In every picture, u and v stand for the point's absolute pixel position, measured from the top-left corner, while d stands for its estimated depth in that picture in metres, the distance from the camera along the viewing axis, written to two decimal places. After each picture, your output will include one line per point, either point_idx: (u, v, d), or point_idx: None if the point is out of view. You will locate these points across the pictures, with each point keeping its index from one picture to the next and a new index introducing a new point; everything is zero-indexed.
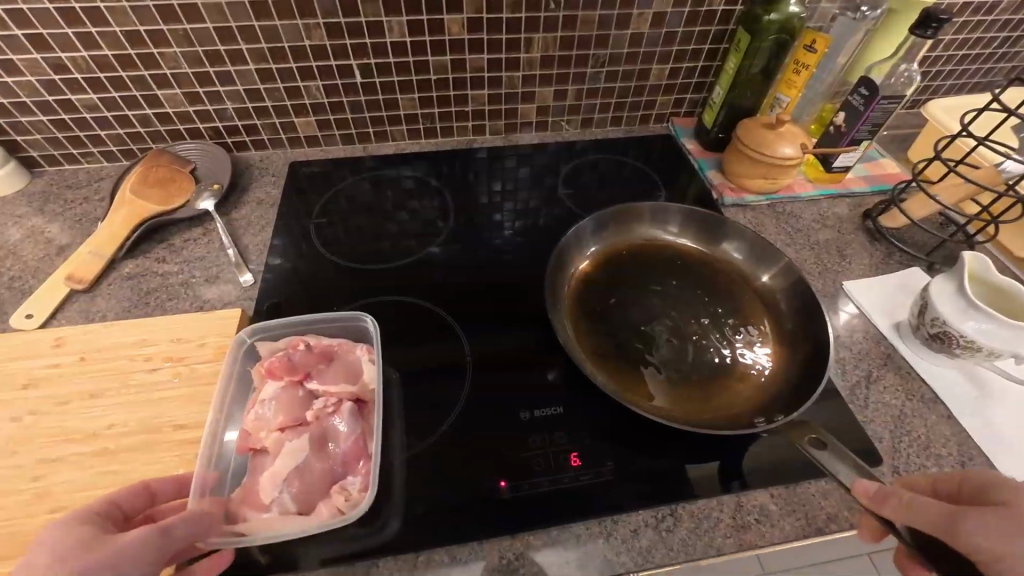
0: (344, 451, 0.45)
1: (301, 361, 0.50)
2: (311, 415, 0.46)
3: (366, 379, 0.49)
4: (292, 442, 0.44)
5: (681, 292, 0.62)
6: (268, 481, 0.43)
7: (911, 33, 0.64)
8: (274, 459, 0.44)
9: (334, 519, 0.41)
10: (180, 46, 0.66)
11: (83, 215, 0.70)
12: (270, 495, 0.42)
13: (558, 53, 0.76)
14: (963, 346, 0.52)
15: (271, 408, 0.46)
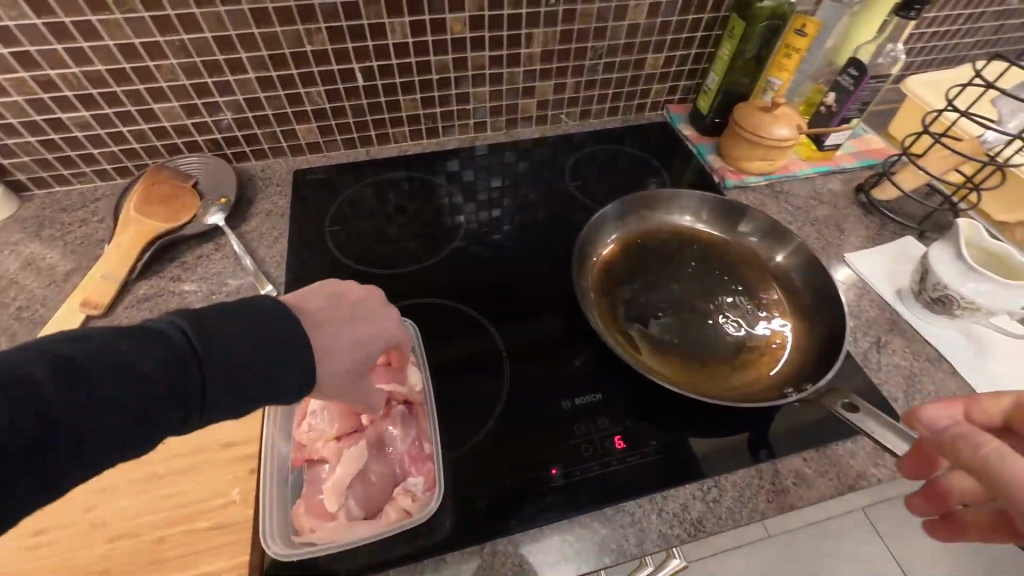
0: (401, 455, 0.48)
1: None
2: (367, 420, 0.48)
3: (413, 381, 0.51)
4: (350, 449, 0.46)
5: (700, 274, 0.65)
6: (332, 490, 0.44)
7: (894, 16, 0.67)
8: (333, 467, 0.45)
9: (402, 521, 0.44)
10: (177, 57, 0.64)
11: (84, 238, 0.68)
12: (335, 504, 0.44)
13: (557, 47, 0.77)
14: (962, 307, 0.57)
15: (326, 418, 0.48)
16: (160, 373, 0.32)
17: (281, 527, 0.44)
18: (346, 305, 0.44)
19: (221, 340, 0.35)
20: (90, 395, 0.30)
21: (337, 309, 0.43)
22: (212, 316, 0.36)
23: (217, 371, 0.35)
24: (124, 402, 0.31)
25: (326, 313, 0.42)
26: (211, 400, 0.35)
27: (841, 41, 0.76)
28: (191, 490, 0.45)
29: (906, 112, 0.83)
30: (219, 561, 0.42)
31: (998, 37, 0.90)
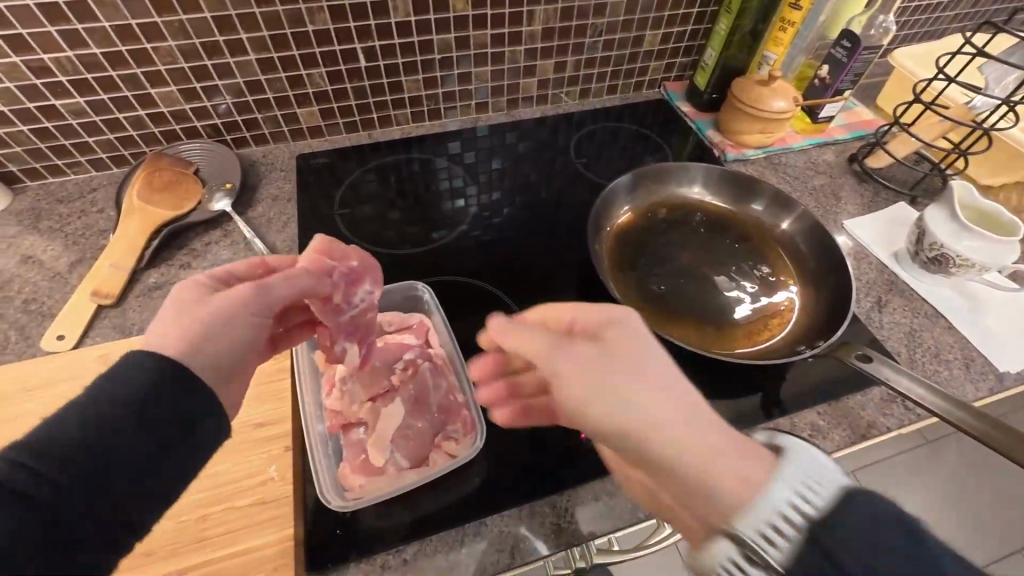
0: (437, 407, 0.49)
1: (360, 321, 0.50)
2: (397, 380, 0.50)
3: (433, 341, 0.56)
4: (386, 408, 0.48)
5: (704, 238, 0.68)
6: (376, 445, 0.46)
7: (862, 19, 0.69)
8: (372, 426, 0.47)
9: (449, 463, 0.47)
10: (176, 39, 0.62)
11: (85, 229, 0.66)
12: (381, 459, 0.46)
13: (558, 24, 0.77)
14: (958, 264, 0.60)
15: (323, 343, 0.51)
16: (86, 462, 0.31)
17: (328, 491, 0.45)
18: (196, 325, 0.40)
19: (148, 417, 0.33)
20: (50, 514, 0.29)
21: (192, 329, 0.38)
22: (164, 373, 0.34)
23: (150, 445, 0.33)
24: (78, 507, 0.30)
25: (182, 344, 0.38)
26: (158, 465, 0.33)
27: (835, 14, 0.77)
28: (229, 470, 0.45)
29: (894, 83, 0.86)
30: (264, 535, 0.42)
31: (977, 9, 0.93)
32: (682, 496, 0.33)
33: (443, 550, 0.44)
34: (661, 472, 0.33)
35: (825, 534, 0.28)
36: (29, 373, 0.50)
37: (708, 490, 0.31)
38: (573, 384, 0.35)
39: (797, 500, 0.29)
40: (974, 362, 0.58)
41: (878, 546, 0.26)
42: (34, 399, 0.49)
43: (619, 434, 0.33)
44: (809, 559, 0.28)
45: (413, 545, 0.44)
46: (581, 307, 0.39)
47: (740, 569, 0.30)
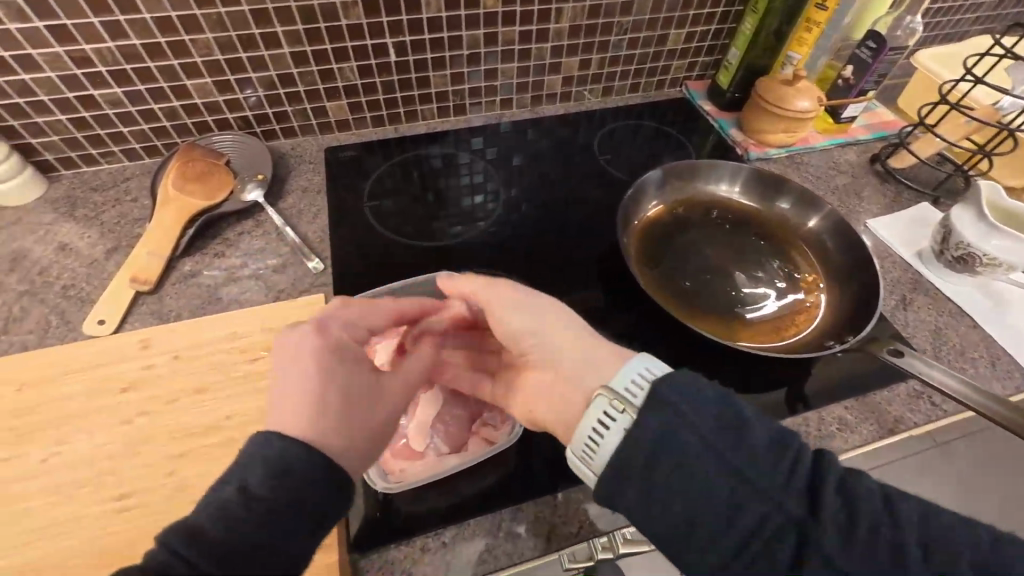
0: (473, 396, 0.52)
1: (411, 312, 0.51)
2: (435, 368, 0.52)
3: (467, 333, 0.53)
4: (426, 395, 0.50)
5: (732, 235, 0.69)
6: (417, 431, 0.48)
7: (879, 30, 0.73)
8: (412, 412, 0.49)
9: (487, 449, 0.48)
10: (214, 31, 0.64)
11: (119, 218, 0.67)
12: (422, 443, 0.48)
13: (585, 22, 0.78)
14: (984, 264, 0.60)
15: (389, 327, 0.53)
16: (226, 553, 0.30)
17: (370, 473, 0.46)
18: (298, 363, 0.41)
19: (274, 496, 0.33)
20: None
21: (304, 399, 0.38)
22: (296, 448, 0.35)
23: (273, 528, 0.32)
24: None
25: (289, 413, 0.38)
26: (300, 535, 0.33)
27: (858, 17, 0.78)
28: None
29: (917, 85, 0.86)
30: None
31: (999, 12, 0.94)
32: (570, 381, 0.42)
33: (481, 535, 0.44)
34: (557, 359, 0.43)
35: (666, 385, 0.35)
36: (72, 356, 0.51)
37: (590, 366, 0.41)
38: (502, 299, 0.46)
39: (649, 366, 0.38)
40: (1000, 360, 0.58)
41: (699, 392, 0.35)
42: (78, 381, 0.50)
43: (528, 333, 0.44)
44: (657, 405, 0.35)
45: (451, 529, 0.44)
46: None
47: (608, 424, 0.36)
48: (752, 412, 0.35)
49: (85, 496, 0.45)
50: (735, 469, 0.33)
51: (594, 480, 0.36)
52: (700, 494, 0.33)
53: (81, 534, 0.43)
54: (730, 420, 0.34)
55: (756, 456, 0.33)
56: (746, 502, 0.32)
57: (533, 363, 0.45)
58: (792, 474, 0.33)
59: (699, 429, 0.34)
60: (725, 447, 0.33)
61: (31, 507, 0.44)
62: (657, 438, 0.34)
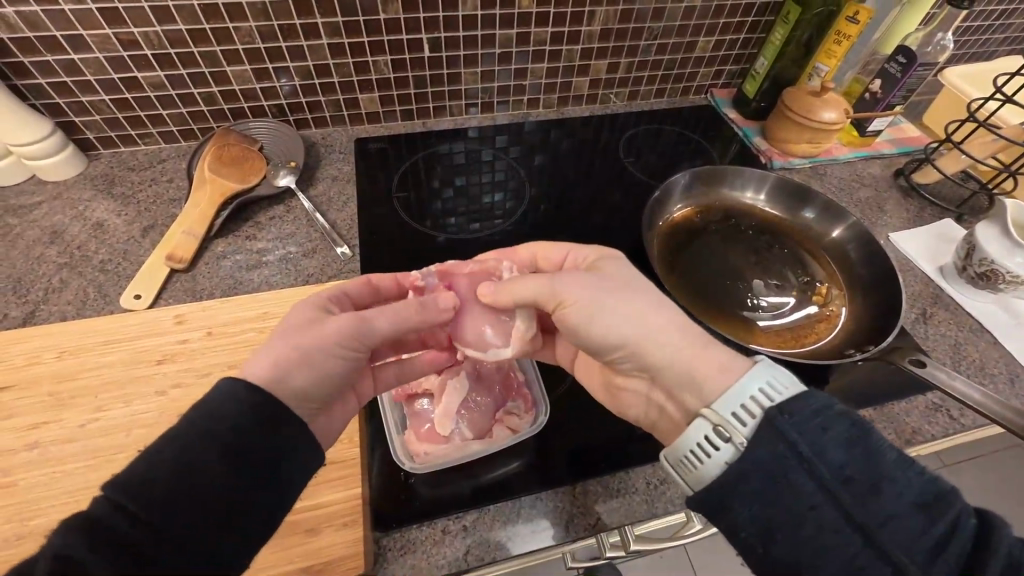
0: (498, 382, 0.53)
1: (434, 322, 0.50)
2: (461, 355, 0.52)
3: (517, 334, 0.49)
4: (451, 381, 0.51)
5: (756, 241, 0.69)
6: (442, 416, 0.49)
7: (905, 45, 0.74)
8: (439, 398, 0.50)
9: (512, 436, 0.49)
10: (257, 20, 0.65)
11: (155, 198, 0.69)
12: (446, 429, 0.48)
13: (615, 26, 0.79)
14: (1007, 280, 0.61)
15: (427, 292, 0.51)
16: (225, 472, 0.33)
17: (403, 454, 0.48)
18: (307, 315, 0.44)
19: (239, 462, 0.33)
20: (163, 551, 0.29)
21: (328, 369, 0.42)
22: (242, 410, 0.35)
23: (223, 501, 0.32)
24: (199, 526, 0.31)
25: (298, 369, 0.40)
26: (260, 505, 0.34)
27: (887, 35, 0.79)
28: None
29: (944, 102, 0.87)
30: (335, 492, 0.45)
31: None
32: (673, 390, 0.42)
33: (499, 522, 0.45)
34: (655, 368, 0.43)
35: (786, 418, 0.33)
36: (110, 328, 0.53)
37: (695, 380, 0.40)
38: (586, 302, 0.44)
39: (767, 387, 0.36)
40: (1019, 377, 0.58)
41: (826, 432, 0.33)
42: (115, 352, 0.52)
43: (620, 341, 0.44)
44: (770, 437, 0.33)
45: (472, 513, 0.45)
46: (585, 250, 0.53)
47: (710, 447, 0.35)
48: (891, 463, 0.32)
49: (120, 463, 0.46)
50: (860, 526, 0.30)
51: (690, 492, 0.37)
52: (814, 543, 0.31)
53: None
54: (860, 468, 0.32)
55: (888, 514, 0.30)
56: (868, 563, 0.30)
57: (630, 369, 0.46)
58: (931, 538, 0.30)
59: (819, 473, 0.32)
60: (848, 498, 0.31)
61: (68, 470, 0.46)
62: (768, 474, 0.33)
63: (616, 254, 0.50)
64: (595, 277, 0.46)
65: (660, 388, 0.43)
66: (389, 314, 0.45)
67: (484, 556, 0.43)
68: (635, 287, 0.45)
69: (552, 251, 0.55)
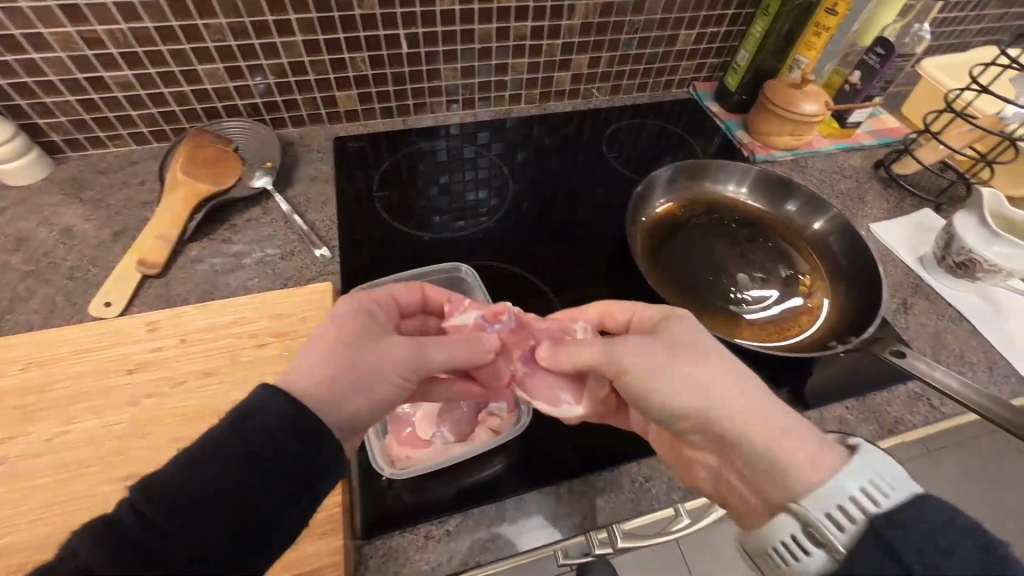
0: (495, 386, 0.49)
1: (497, 367, 0.49)
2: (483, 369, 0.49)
3: (583, 401, 0.48)
4: None
5: (741, 235, 0.69)
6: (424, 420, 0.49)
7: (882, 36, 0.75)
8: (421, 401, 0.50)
9: (493, 438, 0.49)
10: (228, 17, 0.63)
11: (126, 202, 0.67)
12: (428, 433, 0.49)
13: (597, 20, 0.78)
14: (986, 270, 0.61)
15: (501, 332, 0.51)
16: (240, 471, 0.32)
17: (382, 459, 0.47)
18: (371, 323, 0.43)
19: (255, 464, 0.32)
20: (180, 555, 0.28)
21: (357, 394, 0.39)
22: None
23: (236, 496, 0.31)
24: (219, 529, 0.30)
25: (330, 397, 0.37)
26: (275, 502, 0.33)
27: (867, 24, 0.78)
28: None
29: (923, 93, 0.87)
30: None
31: (1002, 24, 0.95)
32: (750, 475, 0.37)
33: (484, 526, 0.45)
34: (728, 447, 0.38)
35: (894, 533, 0.29)
36: (79, 337, 0.51)
37: (778, 464, 0.35)
38: (647, 367, 0.42)
39: (869, 486, 0.31)
40: (997, 365, 0.59)
41: (949, 554, 0.27)
42: (84, 361, 0.50)
43: (683, 411, 0.40)
44: (871, 553, 0.29)
45: (455, 518, 0.45)
46: (653, 309, 0.48)
47: (799, 548, 0.32)
48: None
49: (91, 476, 0.45)
50: None
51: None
52: None
53: (89, 515, 0.43)
54: None
55: None
56: None
57: (699, 442, 0.41)
58: None
59: None
60: None
61: (37, 485, 0.44)
62: None
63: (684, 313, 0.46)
64: (681, 347, 0.42)
65: (734, 469, 0.38)
66: (443, 348, 0.45)
67: (469, 561, 0.43)
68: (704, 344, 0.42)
69: (624, 306, 0.50)
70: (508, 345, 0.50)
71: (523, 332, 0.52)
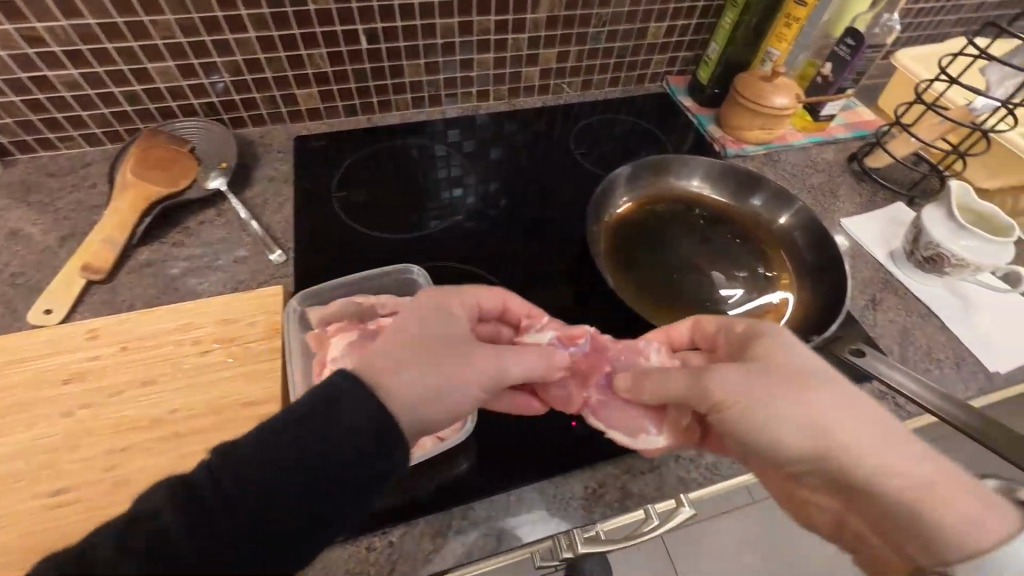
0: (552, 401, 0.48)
1: (574, 392, 0.48)
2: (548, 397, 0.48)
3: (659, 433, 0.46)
4: None
5: (705, 232, 0.68)
6: None
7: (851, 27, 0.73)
8: None
9: (435, 445, 0.46)
10: (175, 13, 0.62)
11: (76, 205, 0.65)
12: None
13: (563, 13, 0.76)
14: (953, 264, 0.60)
15: (580, 356, 0.49)
16: (264, 469, 0.32)
17: None
18: (457, 337, 0.43)
19: (280, 463, 0.33)
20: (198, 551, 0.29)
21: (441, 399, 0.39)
22: None
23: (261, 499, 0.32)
24: (243, 527, 0.31)
25: (418, 396, 0.38)
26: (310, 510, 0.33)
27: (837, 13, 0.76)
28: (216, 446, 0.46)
29: (898, 84, 0.86)
30: None
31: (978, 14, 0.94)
32: (882, 524, 0.39)
33: (430, 537, 0.43)
34: (861, 498, 0.40)
35: None
36: (16, 346, 0.50)
37: (921, 522, 0.36)
38: (773, 417, 0.40)
39: None
40: (965, 361, 0.58)
41: None
42: (19, 371, 0.48)
43: (804, 461, 0.41)
44: None
45: (399, 528, 0.43)
46: (745, 329, 0.47)
47: None
48: None
49: (20, 491, 0.43)
50: None
51: None
52: None
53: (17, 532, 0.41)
54: None
55: None
56: None
57: (820, 486, 0.42)
58: None
59: None
60: None
61: None
62: None
63: (780, 330, 0.45)
64: (797, 387, 0.40)
65: (865, 520, 0.41)
66: (523, 365, 0.43)
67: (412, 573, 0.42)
68: (833, 385, 0.40)
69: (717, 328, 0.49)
70: (584, 371, 0.49)
71: (598, 356, 0.50)
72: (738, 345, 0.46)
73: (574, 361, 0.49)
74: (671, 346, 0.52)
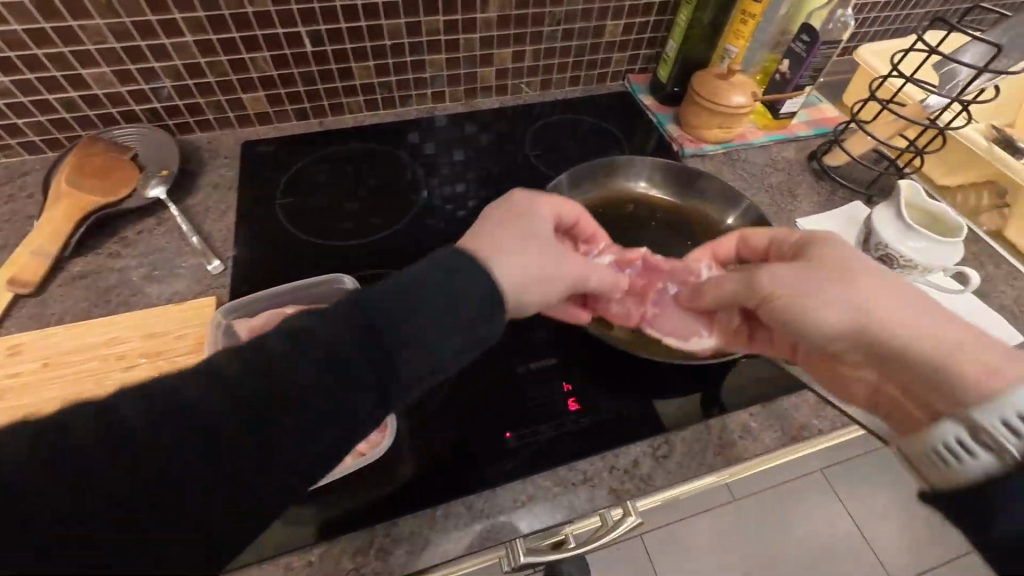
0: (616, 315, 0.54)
1: (626, 305, 0.54)
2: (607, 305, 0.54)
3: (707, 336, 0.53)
4: None
5: (651, 235, 0.67)
6: None
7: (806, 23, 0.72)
8: None
9: (355, 461, 0.45)
10: (105, 18, 0.60)
11: (11, 216, 0.64)
12: None
13: (515, 12, 0.75)
14: (902, 266, 0.59)
15: (634, 275, 0.56)
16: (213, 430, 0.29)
17: None
18: (546, 237, 0.46)
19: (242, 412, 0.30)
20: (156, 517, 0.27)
21: (541, 287, 0.43)
22: None
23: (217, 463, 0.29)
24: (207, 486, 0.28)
25: (525, 285, 0.42)
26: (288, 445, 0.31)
27: (795, 8, 0.75)
28: None
29: (859, 81, 0.85)
30: None
31: (943, 8, 0.92)
32: (914, 388, 0.38)
33: (350, 557, 0.42)
34: (890, 365, 0.39)
35: None
36: None
37: (946, 377, 0.35)
38: (808, 292, 0.42)
39: None
40: None
41: None
42: None
43: (839, 333, 0.41)
44: None
45: (318, 548, 0.42)
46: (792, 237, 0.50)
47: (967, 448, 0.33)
48: None
49: None
50: None
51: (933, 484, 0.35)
52: None
53: None
54: None
55: None
56: None
57: (855, 360, 0.42)
58: None
59: None
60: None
61: None
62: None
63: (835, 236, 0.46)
64: (837, 269, 0.42)
65: (897, 383, 0.39)
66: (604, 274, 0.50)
67: None
68: (872, 268, 0.42)
69: (761, 237, 0.53)
70: (641, 286, 0.55)
71: (652, 274, 0.57)
72: (792, 250, 0.48)
73: (631, 280, 0.56)
74: (720, 262, 0.57)
